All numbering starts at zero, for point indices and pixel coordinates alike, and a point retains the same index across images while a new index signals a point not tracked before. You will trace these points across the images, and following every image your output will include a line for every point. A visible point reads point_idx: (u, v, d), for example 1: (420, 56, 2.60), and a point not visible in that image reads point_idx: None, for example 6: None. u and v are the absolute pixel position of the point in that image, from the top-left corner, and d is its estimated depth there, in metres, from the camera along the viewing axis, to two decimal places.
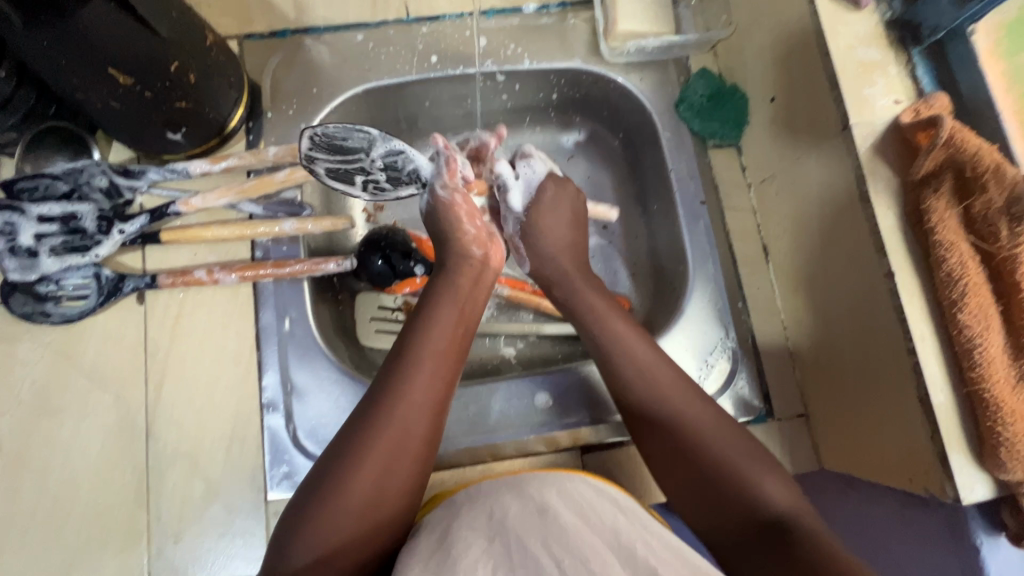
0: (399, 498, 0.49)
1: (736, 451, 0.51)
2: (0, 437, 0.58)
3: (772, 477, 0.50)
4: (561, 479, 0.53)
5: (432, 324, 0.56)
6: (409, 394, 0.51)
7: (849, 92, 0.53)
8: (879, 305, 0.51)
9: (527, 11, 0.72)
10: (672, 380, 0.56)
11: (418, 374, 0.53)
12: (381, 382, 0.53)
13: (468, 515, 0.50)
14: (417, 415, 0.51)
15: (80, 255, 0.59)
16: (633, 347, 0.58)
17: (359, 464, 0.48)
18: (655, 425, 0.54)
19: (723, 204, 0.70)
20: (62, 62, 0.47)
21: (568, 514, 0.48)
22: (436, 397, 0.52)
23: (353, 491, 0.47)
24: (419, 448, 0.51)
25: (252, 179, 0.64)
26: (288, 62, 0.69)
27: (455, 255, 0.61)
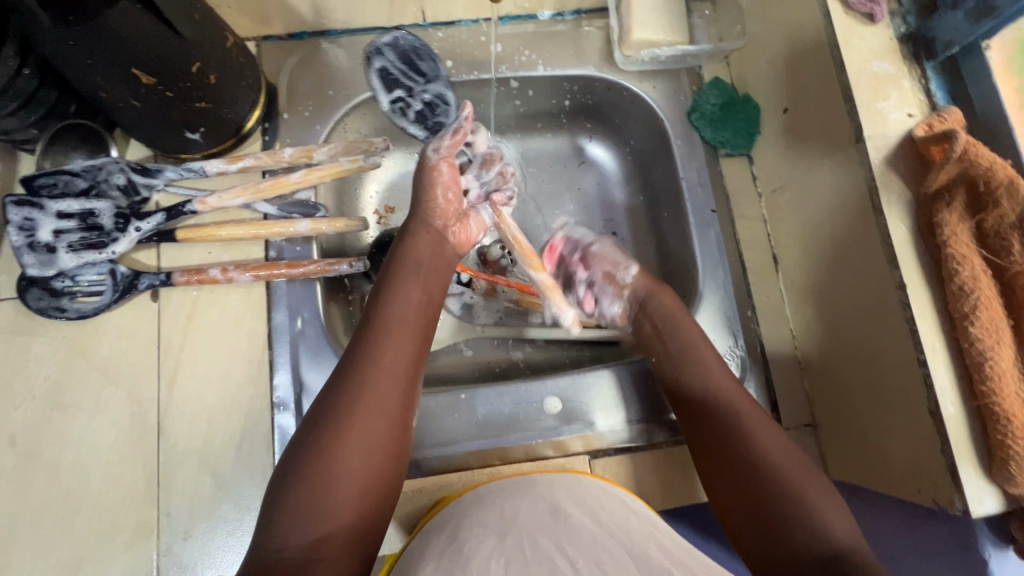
0: (385, 470, 0.50)
1: (807, 482, 0.51)
2: (13, 430, 0.58)
3: (835, 511, 0.49)
4: (570, 481, 0.55)
5: (400, 297, 0.57)
6: (380, 366, 0.52)
7: (863, 104, 0.53)
8: (890, 316, 0.52)
9: (542, 17, 0.73)
10: (742, 399, 0.57)
11: (387, 346, 0.54)
12: (347, 359, 0.53)
13: (480, 513, 0.50)
14: (390, 386, 0.52)
15: (97, 251, 0.59)
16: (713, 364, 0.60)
17: (340, 440, 0.48)
18: (727, 439, 0.55)
19: (733, 213, 0.70)
20: (87, 61, 0.48)
21: (578, 513, 0.49)
22: (403, 368, 0.53)
23: (341, 467, 0.47)
24: (398, 418, 0.51)
25: (267, 179, 0.64)
26: (304, 64, 0.69)
27: (416, 231, 0.62)
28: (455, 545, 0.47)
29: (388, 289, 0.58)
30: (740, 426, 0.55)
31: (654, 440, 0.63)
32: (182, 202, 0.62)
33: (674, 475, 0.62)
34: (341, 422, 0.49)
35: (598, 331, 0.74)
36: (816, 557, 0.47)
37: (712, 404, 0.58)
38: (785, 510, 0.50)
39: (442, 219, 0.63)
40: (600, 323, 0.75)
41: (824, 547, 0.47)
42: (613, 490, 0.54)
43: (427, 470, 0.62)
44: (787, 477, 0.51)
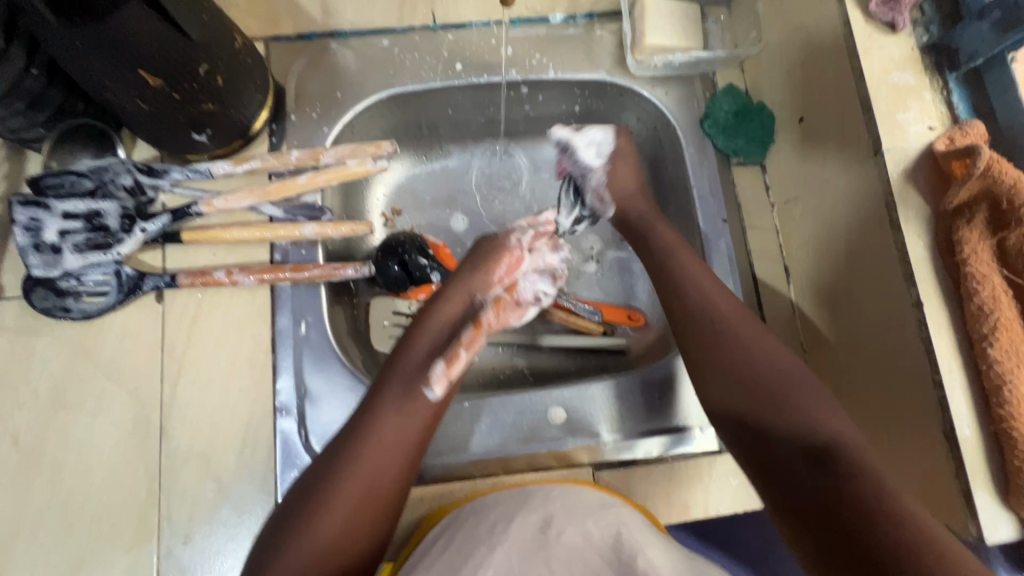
0: (373, 533, 0.48)
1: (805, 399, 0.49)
2: (17, 430, 0.58)
3: (833, 415, 0.48)
4: (568, 489, 0.53)
5: (407, 364, 0.55)
6: (370, 443, 0.50)
7: (882, 116, 0.52)
8: (905, 334, 0.50)
9: (554, 21, 0.72)
10: (724, 297, 0.57)
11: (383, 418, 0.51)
12: (355, 423, 0.52)
13: (473, 522, 0.50)
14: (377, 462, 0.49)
15: (102, 253, 0.59)
16: (707, 288, 0.57)
17: (321, 515, 0.46)
18: (709, 330, 0.55)
19: (745, 223, 0.69)
20: (93, 62, 0.47)
21: (571, 529, 0.49)
22: (409, 438, 0.51)
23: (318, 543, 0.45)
24: (393, 497, 0.50)
25: (273, 182, 0.64)
26: (313, 66, 0.69)
27: (448, 293, 0.60)
28: (445, 555, 0.48)
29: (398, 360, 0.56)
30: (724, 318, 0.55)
31: (661, 455, 0.62)
32: (188, 203, 0.62)
33: (679, 491, 0.61)
34: (334, 488, 0.48)
35: (605, 339, 0.74)
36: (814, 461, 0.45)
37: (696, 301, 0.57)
38: (787, 421, 0.48)
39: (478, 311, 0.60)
40: (607, 331, 0.74)
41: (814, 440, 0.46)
42: (610, 501, 0.53)
43: (429, 478, 0.61)
44: (787, 382, 0.50)
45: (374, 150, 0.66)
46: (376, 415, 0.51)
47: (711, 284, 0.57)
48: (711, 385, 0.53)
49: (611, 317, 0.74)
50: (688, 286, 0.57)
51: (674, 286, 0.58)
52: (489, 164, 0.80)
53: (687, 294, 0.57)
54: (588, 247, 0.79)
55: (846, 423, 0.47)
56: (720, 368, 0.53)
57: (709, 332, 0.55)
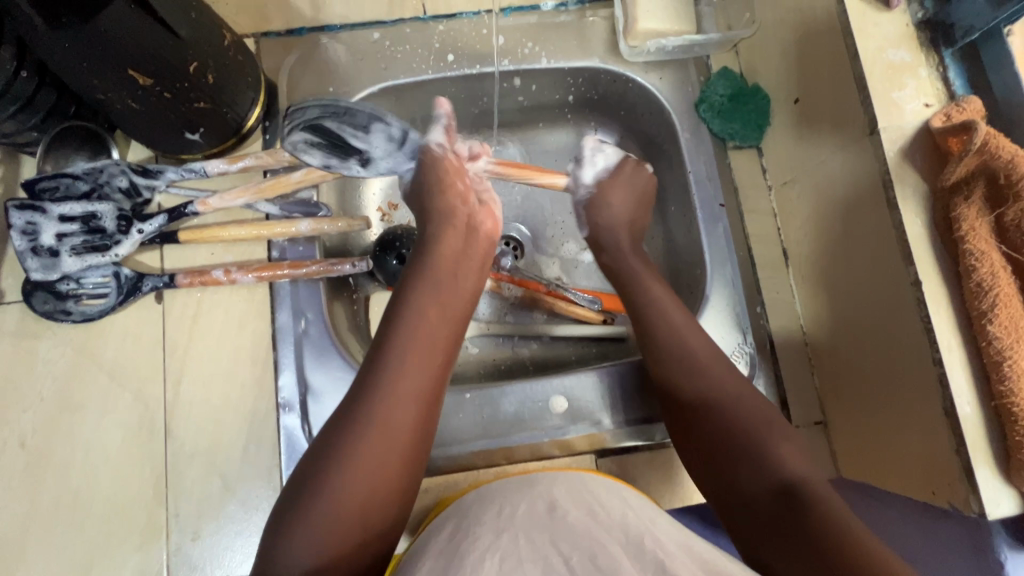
0: (391, 489, 0.49)
1: (755, 421, 0.52)
2: (24, 433, 0.59)
3: (792, 445, 0.50)
4: (570, 478, 0.54)
5: (416, 309, 0.55)
6: (402, 381, 0.51)
7: (878, 94, 0.51)
8: (904, 313, 0.50)
9: (545, 9, 0.72)
10: (692, 328, 0.58)
11: (416, 349, 0.53)
12: (374, 358, 0.53)
13: (480, 509, 0.51)
14: (419, 395, 0.51)
15: (100, 255, 0.59)
16: (683, 329, 0.58)
17: (368, 440, 0.48)
18: (682, 379, 0.56)
19: (743, 207, 0.69)
20: (82, 63, 0.47)
21: (575, 510, 0.48)
22: (421, 384, 0.52)
23: (355, 473, 0.47)
24: (408, 443, 0.50)
25: (268, 179, 0.64)
26: (304, 61, 0.69)
27: (443, 224, 0.61)
28: (453, 545, 0.47)
29: (410, 289, 0.57)
30: (694, 352, 0.57)
31: (663, 440, 0.63)
32: (183, 203, 0.62)
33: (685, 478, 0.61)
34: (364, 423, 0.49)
35: (604, 327, 0.75)
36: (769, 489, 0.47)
37: (668, 344, 0.58)
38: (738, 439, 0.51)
39: (463, 208, 0.63)
40: (607, 320, 0.75)
41: (781, 484, 0.47)
42: (612, 485, 0.54)
43: (433, 470, 0.62)
44: (747, 416, 0.52)
45: None
46: (398, 342, 0.53)
47: (684, 324, 0.59)
48: (694, 426, 0.54)
49: (610, 306, 0.76)
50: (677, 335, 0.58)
51: (642, 317, 0.60)
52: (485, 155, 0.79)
53: (665, 347, 0.58)
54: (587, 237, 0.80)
55: (792, 446, 0.50)
56: (687, 403, 0.55)
57: (676, 372, 0.57)
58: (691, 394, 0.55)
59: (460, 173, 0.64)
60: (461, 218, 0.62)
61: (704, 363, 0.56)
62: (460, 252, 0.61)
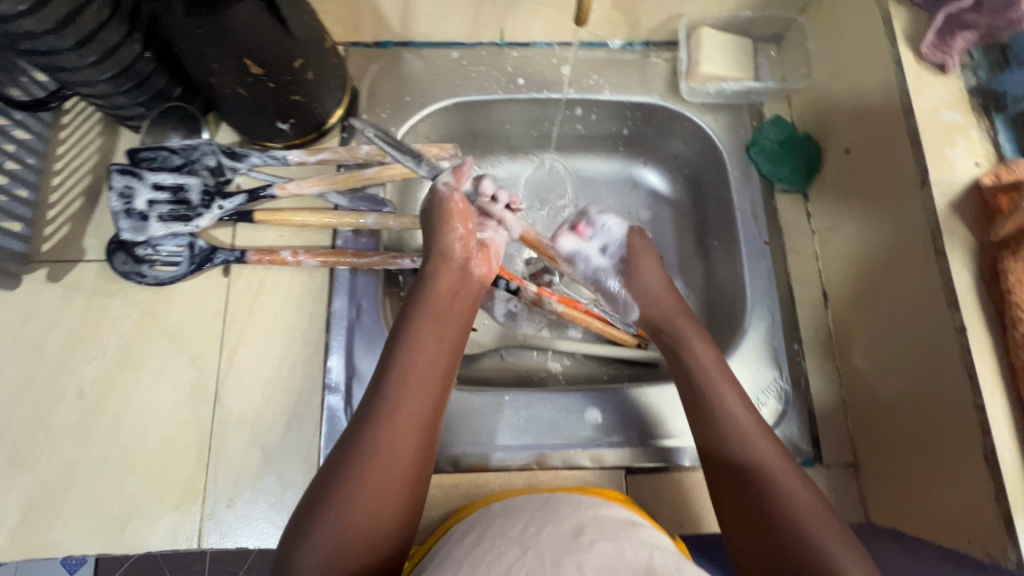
0: (397, 519, 0.50)
1: (815, 522, 0.49)
2: (83, 383, 0.61)
3: (851, 551, 0.47)
4: (600, 505, 0.55)
5: (410, 345, 0.56)
6: (404, 413, 0.52)
7: (930, 149, 0.54)
8: (946, 360, 0.52)
9: (613, 46, 0.76)
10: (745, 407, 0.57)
11: (410, 397, 0.53)
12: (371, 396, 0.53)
13: (504, 522, 0.52)
14: (414, 444, 0.52)
15: (183, 224, 0.63)
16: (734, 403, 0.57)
17: (360, 492, 0.48)
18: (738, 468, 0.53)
19: (786, 247, 0.71)
20: (208, 49, 0.52)
21: (603, 542, 0.48)
22: (422, 415, 0.53)
23: (351, 524, 0.47)
24: (411, 469, 0.51)
25: (342, 172, 0.67)
26: (386, 71, 0.74)
27: (438, 268, 0.60)
28: (477, 553, 0.48)
29: (405, 332, 0.57)
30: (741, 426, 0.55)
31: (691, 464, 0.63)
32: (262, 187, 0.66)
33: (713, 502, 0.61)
34: (361, 462, 0.49)
35: (638, 352, 0.77)
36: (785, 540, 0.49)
37: (721, 412, 0.56)
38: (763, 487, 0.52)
39: (461, 249, 0.62)
40: (639, 344, 0.77)
41: None
42: (641, 521, 0.53)
43: (465, 467, 0.63)
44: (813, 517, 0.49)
45: (438, 151, 0.70)
46: (396, 380, 0.53)
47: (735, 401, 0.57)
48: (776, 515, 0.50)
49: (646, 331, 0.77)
50: (723, 397, 0.57)
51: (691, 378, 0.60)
52: (536, 175, 0.84)
53: (709, 407, 0.57)
54: None
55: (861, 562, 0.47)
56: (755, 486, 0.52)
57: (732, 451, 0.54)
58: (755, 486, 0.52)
59: (467, 216, 0.62)
60: (460, 259, 0.62)
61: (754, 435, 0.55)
62: (451, 294, 0.60)
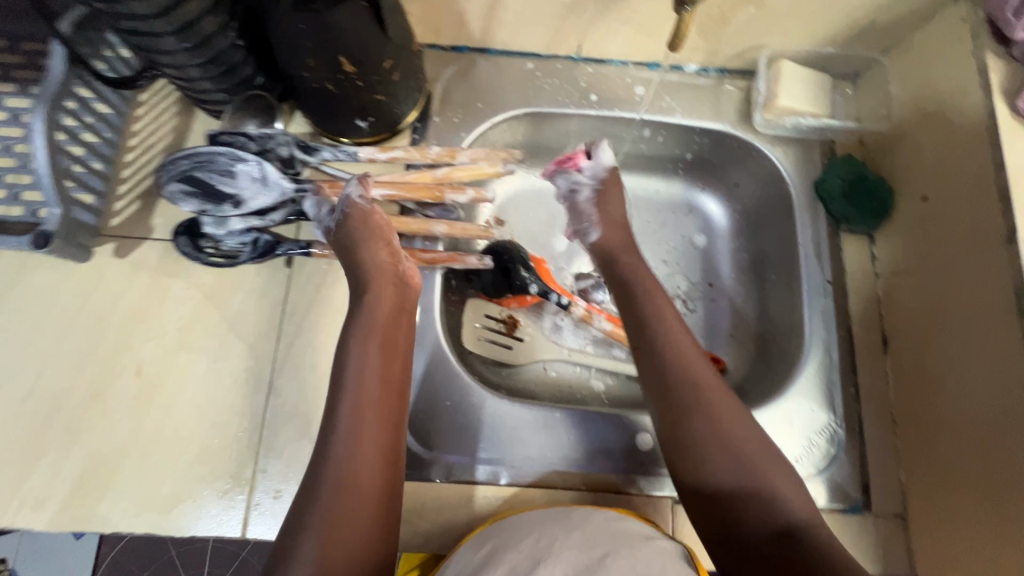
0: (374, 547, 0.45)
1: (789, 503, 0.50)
2: (142, 361, 0.62)
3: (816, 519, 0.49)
4: (613, 517, 0.54)
5: (365, 364, 0.52)
6: (372, 436, 0.48)
7: (1020, 207, 0.53)
8: (1022, 423, 0.51)
9: (687, 70, 0.76)
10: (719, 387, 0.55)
11: (372, 420, 0.49)
12: (334, 418, 0.49)
13: (519, 531, 0.51)
14: (379, 464, 0.48)
15: (258, 219, 0.63)
16: (716, 395, 0.55)
17: (339, 521, 0.44)
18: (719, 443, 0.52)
19: (848, 288, 0.70)
20: (307, 44, 0.52)
21: (615, 556, 0.47)
22: (389, 438, 0.49)
23: (331, 559, 0.43)
24: (378, 491, 0.47)
25: (413, 172, 0.68)
26: (460, 76, 0.74)
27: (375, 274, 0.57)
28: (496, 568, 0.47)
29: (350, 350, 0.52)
30: (713, 402, 0.54)
31: None
32: (306, 179, 0.64)
33: None
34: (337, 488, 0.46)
35: None
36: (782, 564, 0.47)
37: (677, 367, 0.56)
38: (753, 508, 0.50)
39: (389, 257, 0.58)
40: None
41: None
42: (648, 531, 0.52)
43: (510, 481, 0.62)
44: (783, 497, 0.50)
45: (506, 156, 0.69)
46: (364, 398, 0.50)
47: (716, 386, 0.56)
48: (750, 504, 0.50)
49: None
50: (688, 374, 0.56)
51: (642, 322, 0.60)
52: None
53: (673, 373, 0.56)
54: (675, 286, 0.80)
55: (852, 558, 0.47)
56: (731, 470, 0.51)
57: (699, 426, 0.53)
58: (731, 473, 0.51)
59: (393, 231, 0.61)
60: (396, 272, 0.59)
61: (729, 411, 0.54)
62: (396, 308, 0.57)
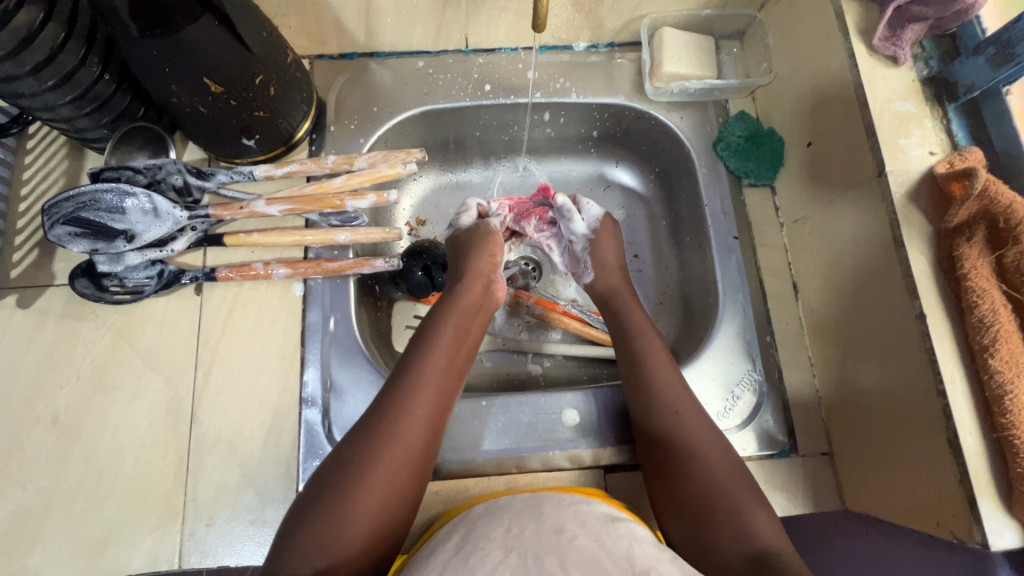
0: (399, 507, 0.50)
1: (727, 466, 0.54)
2: (57, 409, 0.61)
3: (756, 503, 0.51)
4: (579, 503, 0.53)
5: (433, 347, 0.58)
6: (416, 403, 0.54)
7: (885, 141, 0.55)
8: (909, 345, 0.53)
9: (577, 49, 0.77)
10: (669, 365, 0.61)
11: (421, 388, 0.55)
12: (384, 390, 0.55)
13: (488, 524, 0.50)
14: (419, 435, 0.53)
15: (158, 250, 0.62)
16: (663, 364, 0.61)
17: (374, 477, 0.49)
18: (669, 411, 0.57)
19: (756, 241, 0.72)
20: (166, 69, 0.52)
21: (584, 536, 0.47)
22: (431, 409, 0.55)
23: (364, 510, 0.48)
24: (418, 454, 0.52)
25: (312, 184, 0.68)
26: (352, 83, 0.74)
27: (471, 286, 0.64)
28: (461, 556, 0.46)
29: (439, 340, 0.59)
30: (665, 373, 0.60)
31: None
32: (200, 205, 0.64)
33: None
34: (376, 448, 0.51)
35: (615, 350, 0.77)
36: (744, 556, 0.48)
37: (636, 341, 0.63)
38: (708, 478, 0.53)
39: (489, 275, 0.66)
40: None
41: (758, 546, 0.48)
42: (619, 515, 0.53)
43: (445, 474, 0.63)
44: (729, 462, 0.54)
45: (404, 156, 0.70)
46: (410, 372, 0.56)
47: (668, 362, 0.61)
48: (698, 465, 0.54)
49: None
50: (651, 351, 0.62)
51: (615, 310, 0.67)
52: (511, 179, 0.85)
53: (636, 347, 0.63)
54: None
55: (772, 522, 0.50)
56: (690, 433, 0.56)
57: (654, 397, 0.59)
58: (682, 440, 0.56)
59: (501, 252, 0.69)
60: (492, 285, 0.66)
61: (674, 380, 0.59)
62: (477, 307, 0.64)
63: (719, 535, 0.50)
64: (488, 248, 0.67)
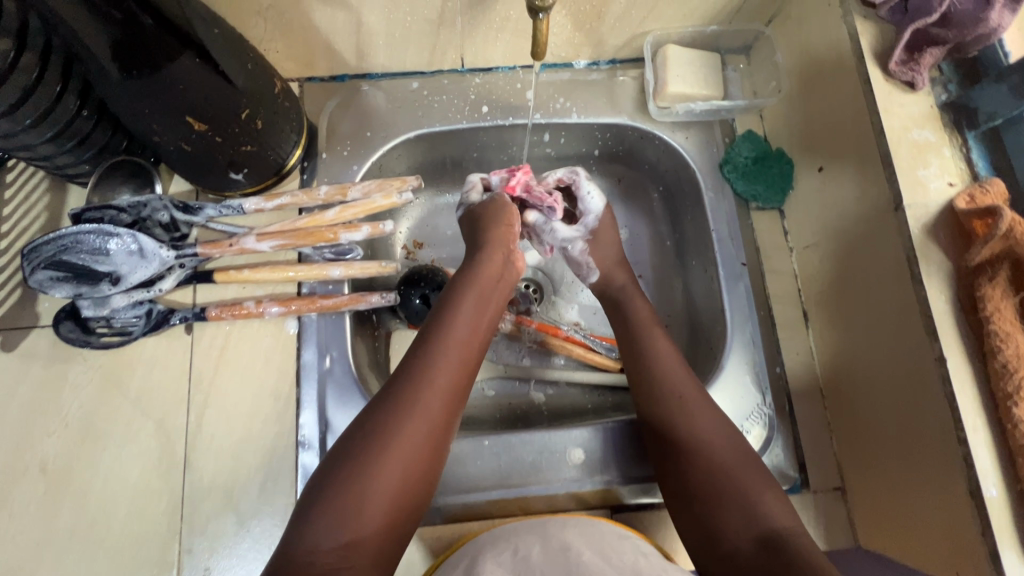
0: (420, 481, 0.49)
1: (737, 446, 0.54)
2: (46, 458, 0.59)
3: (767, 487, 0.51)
4: (586, 522, 0.52)
5: (454, 319, 0.57)
6: (439, 373, 0.52)
7: (902, 172, 0.53)
8: (928, 388, 0.51)
9: (578, 66, 0.74)
10: (674, 355, 0.61)
11: (442, 359, 0.53)
12: (404, 363, 0.53)
13: (494, 547, 0.49)
14: (441, 406, 0.51)
15: (146, 291, 0.60)
16: (666, 351, 0.61)
17: (395, 448, 0.48)
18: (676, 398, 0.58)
19: (764, 266, 0.70)
20: (145, 109, 0.50)
21: (590, 554, 0.47)
22: (453, 379, 0.53)
23: (384, 481, 0.47)
24: (440, 426, 0.51)
25: (304, 217, 0.65)
26: (344, 107, 0.71)
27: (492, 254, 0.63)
28: None
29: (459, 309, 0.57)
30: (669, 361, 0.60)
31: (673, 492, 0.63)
32: (188, 242, 0.61)
33: None
34: (397, 420, 0.49)
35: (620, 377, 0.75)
36: (756, 537, 0.48)
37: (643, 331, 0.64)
38: (722, 457, 0.53)
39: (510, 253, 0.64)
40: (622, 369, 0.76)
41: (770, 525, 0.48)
42: (627, 533, 0.52)
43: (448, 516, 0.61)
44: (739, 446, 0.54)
45: (399, 184, 0.67)
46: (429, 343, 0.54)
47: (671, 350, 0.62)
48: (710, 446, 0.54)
49: None
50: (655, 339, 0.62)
51: (618, 301, 0.68)
52: None
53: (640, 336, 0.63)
54: None
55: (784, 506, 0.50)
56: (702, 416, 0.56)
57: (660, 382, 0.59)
58: (689, 424, 0.56)
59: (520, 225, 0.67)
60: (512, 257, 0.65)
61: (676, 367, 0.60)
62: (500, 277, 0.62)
63: (737, 510, 0.50)
64: (508, 219, 0.66)
